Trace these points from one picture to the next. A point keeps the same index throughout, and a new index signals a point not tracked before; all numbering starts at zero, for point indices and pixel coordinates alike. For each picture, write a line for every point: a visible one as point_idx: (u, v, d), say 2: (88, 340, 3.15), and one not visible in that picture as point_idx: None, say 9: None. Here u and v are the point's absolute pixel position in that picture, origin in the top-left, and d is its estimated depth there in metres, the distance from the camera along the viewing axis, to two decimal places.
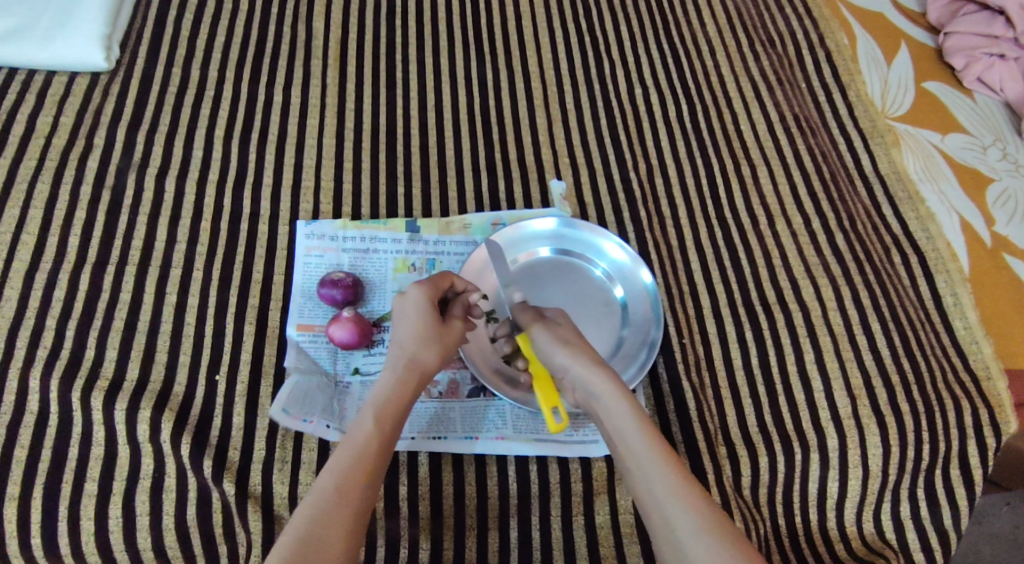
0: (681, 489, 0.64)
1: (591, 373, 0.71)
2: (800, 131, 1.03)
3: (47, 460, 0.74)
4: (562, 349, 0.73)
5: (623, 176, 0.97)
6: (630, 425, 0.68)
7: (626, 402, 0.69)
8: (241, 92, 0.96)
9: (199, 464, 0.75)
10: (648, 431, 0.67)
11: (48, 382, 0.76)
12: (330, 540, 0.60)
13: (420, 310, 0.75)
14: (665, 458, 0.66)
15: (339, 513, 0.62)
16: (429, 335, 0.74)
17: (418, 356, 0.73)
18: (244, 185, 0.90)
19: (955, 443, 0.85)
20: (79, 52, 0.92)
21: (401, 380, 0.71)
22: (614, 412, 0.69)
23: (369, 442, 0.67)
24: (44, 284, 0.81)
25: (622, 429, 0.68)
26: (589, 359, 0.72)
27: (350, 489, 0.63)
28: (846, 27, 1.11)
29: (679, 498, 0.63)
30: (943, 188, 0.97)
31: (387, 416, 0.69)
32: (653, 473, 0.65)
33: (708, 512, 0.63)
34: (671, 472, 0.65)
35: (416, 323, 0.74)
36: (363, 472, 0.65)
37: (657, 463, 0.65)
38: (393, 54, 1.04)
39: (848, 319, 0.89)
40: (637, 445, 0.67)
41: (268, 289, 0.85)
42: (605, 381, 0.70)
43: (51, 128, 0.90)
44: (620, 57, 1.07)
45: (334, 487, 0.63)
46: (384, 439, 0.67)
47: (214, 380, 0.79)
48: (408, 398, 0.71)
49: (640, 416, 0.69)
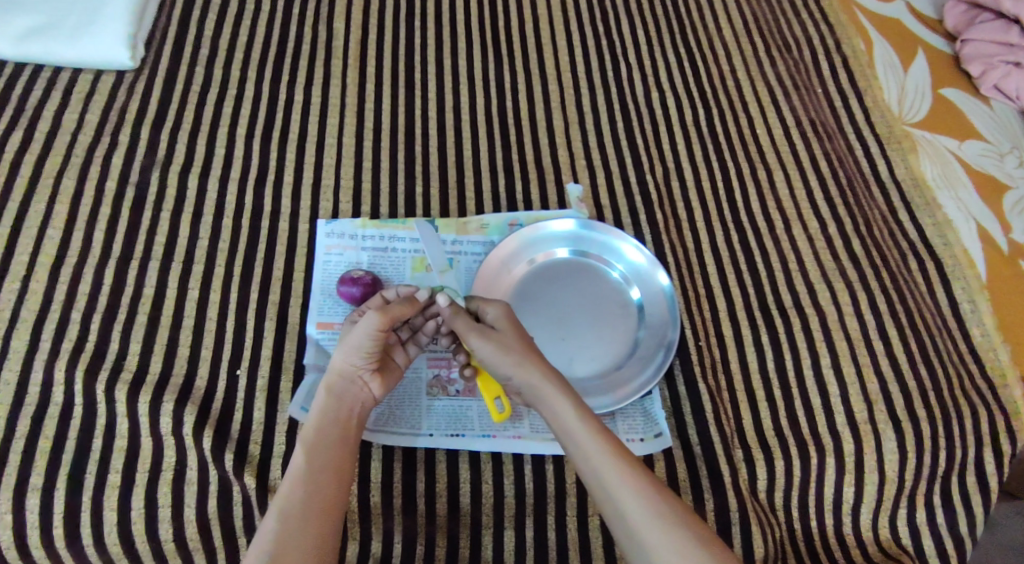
0: (647, 506, 0.67)
1: (539, 381, 0.72)
2: (817, 136, 1.03)
3: (71, 451, 0.74)
4: (509, 361, 0.73)
5: (640, 178, 0.98)
6: (584, 434, 0.70)
7: (577, 412, 0.71)
8: (262, 92, 0.97)
9: (220, 458, 0.75)
10: (592, 427, 0.71)
11: (73, 372, 0.76)
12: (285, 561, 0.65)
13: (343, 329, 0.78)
14: (608, 450, 0.69)
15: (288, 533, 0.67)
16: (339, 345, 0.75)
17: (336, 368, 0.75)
18: (266, 182, 0.91)
19: (972, 450, 0.85)
20: (106, 49, 0.93)
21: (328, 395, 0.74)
22: (559, 412, 0.72)
23: (318, 473, 0.70)
24: (70, 277, 0.81)
25: (586, 453, 0.70)
26: (532, 367, 0.73)
27: (306, 517, 0.68)
28: (863, 33, 1.12)
29: (643, 517, 0.66)
30: (961, 195, 0.97)
31: (317, 444, 0.71)
32: (599, 466, 0.69)
33: (655, 496, 0.68)
34: (639, 489, 0.68)
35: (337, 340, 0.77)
36: (314, 504, 0.69)
37: (602, 455, 0.69)
38: (411, 54, 1.05)
39: (864, 324, 0.89)
40: (583, 439, 0.70)
41: (288, 285, 0.85)
42: (566, 402, 0.71)
43: (77, 123, 0.90)
44: (635, 59, 1.08)
45: (279, 509, 0.68)
46: (319, 456, 0.71)
47: (235, 374, 0.79)
48: (335, 412, 0.74)
49: (592, 425, 0.71)
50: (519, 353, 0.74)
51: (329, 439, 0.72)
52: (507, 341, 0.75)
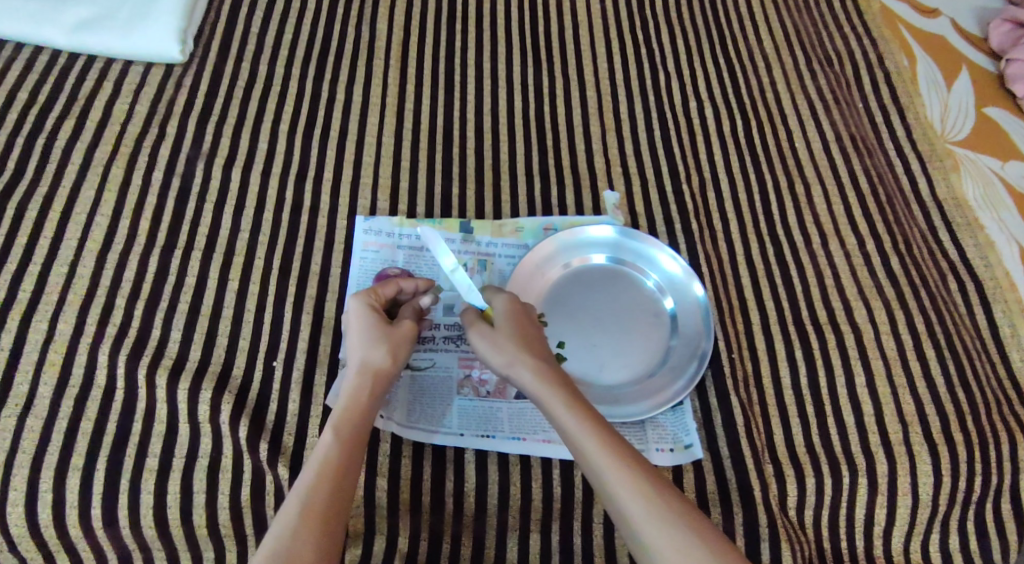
0: (655, 506, 0.64)
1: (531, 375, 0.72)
2: (857, 151, 1.02)
3: (111, 433, 0.75)
4: (502, 358, 0.74)
5: (676, 187, 0.98)
6: (576, 426, 0.69)
7: (567, 406, 0.70)
8: (305, 88, 0.99)
9: (255, 447, 0.76)
10: (585, 419, 0.69)
11: (117, 357, 0.78)
12: (302, 546, 0.62)
13: (360, 316, 0.77)
14: (599, 440, 0.68)
15: (308, 529, 0.63)
16: (371, 339, 0.75)
17: (367, 359, 0.74)
18: (306, 178, 0.92)
19: (1009, 476, 0.83)
20: (157, 43, 0.95)
21: (357, 385, 0.73)
22: (551, 404, 0.71)
23: (343, 461, 0.68)
24: (116, 264, 0.83)
25: (588, 457, 0.67)
26: (527, 360, 0.73)
27: (329, 504, 0.65)
28: (907, 49, 1.12)
29: (653, 515, 0.64)
30: (1003, 217, 0.97)
31: (348, 433, 0.69)
32: (592, 456, 0.67)
33: (650, 488, 0.65)
34: (646, 491, 0.65)
35: (359, 331, 0.76)
36: (334, 491, 0.66)
37: (593, 446, 0.67)
38: (452, 57, 1.06)
39: (901, 343, 0.88)
40: (574, 430, 0.69)
41: (326, 280, 0.86)
42: (558, 395, 0.71)
43: (127, 113, 0.92)
44: (675, 68, 1.08)
45: (299, 501, 0.65)
46: (348, 446, 0.69)
47: (271, 365, 0.80)
48: (364, 402, 0.72)
49: (584, 417, 0.69)
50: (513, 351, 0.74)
51: (361, 428, 0.70)
52: (499, 338, 0.75)
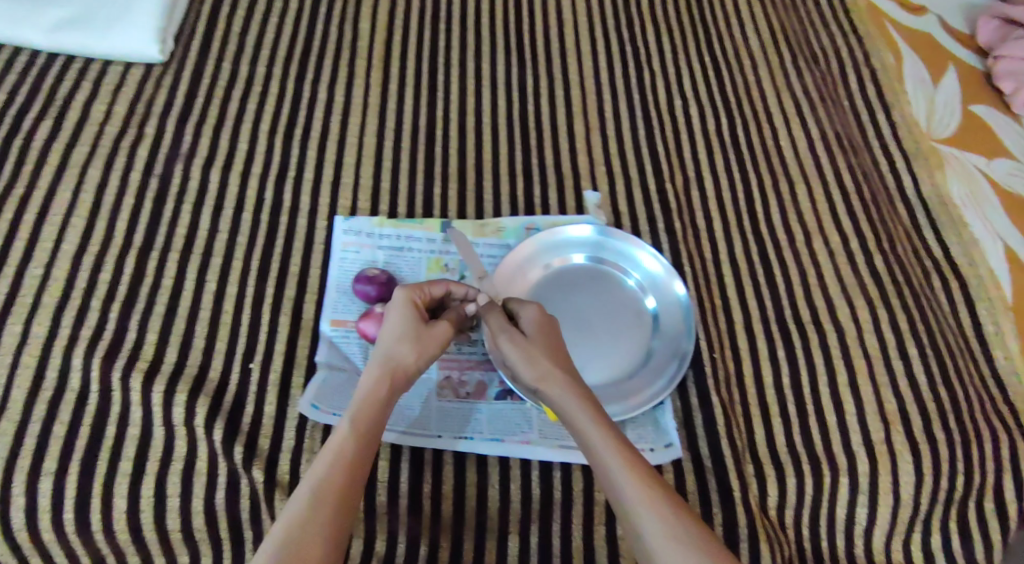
0: (671, 527, 0.64)
1: (558, 391, 0.72)
2: (842, 150, 1.02)
3: (84, 437, 0.75)
4: (530, 371, 0.73)
5: (659, 186, 0.97)
6: (600, 442, 0.68)
7: (594, 421, 0.69)
8: (287, 88, 0.98)
9: (230, 449, 0.76)
10: (610, 438, 0.69)
11: (90, 360, 0.77)
12: (310, 539, 0.63)
13: (397, 310, 0.76)
14: (625, 458, 0.67)
15: (316, 524, 0.64)
16: (400, 336, 0.75)
17: (393, 354, 0.74)
18: (286, 179, 0.92)
19: (992, 474, 0.83)
20: (136, 43, 0.94)
21: (377, 380, 0.72)
22: (576, 420, 0.70)
23: (355, 456, 0.68)
24: (92, 266, 0.82)
25: (609, 474, 0.67)
26: (556, 374, 0.72)
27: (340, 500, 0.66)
28: (892, 46, 1.11)
29: (668, 536, 0.64)
30: (987, 214, 0.96)
31: (363, 429, 0.69)
32: (615, 473, 0.67)
33: (669, 511, 0.65)
34: (664, 513, 0.65)
35: (391, 325, 0.75)
36: (345, 486, 0.66)
37: (617, 464, 0.67)
38: (436, 56, 1.05)
39: (883, 341, 0.88)
40: (597, 446, 0.68)
41: (304, 281, 0.86)
42: (585, 412, 0.70)
43: (105, 114, 0.92)
44: (660, 67, 1.07)
45: (310, 493, 0.65)
46: (360, 443, 0.69)
47: (248, 368, 0.80)
48: (382, 398, 0.72)
49: (610, 434, 0.69)
50: (543, 364, 0.73)
51: (375, 426, 0.70)
52: (531, 349, 0.74)
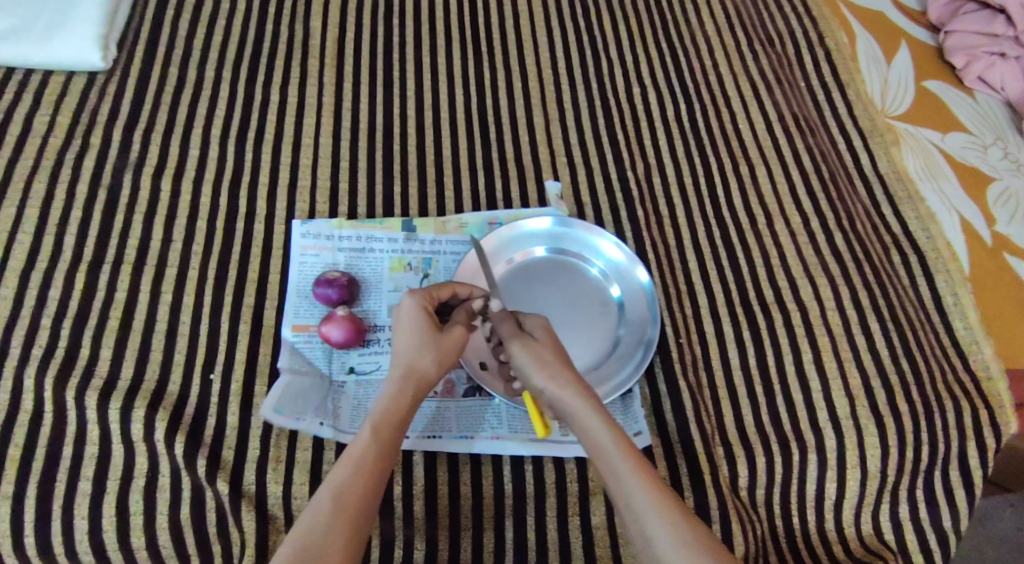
0: (683, 535, 0.62)
1: (569, 394, 0.70)
2: (799, 131, 1.02)
3: (41, 458, 0.73)
4: (540, 369, 0.71)
5: (621, 174, 0.97)
6: (611, 446, 0.67)
7: (606, 426, 0.68)
8: (238, 91, 0.96)
9: (192, 463, 0.75)
10: (621, 443, 0.67)
11: (43, 379, 0.76)
12: (329, 546, 0.61)
13: (411, 316, 0.73)
14: (634, 464, 0.66)
15: (336, 531, 0.62)
16: (419, 343, 0.72)
17: (413, 362, 0.71)
18: (241, 184, 0.90)
19: (955, 443, 0.84)
20: (76, 51, 0.92)
21: (398, 386, 0.70)
22: (587, 424, 0.68)
23: (376, 461, 0.66)
24: (40, 283, 0.80)
25: (620, 479, 0.66)
26: (566, 375, 0.71)
27: (362, 505, 0.64)
28: (845, 26, 1.11)
29: (680, 545, 0.62)
30: (944, 187, 0.97)
31: (385, 433, 0.68)
32: (625, 479, 0.65)
33: (681, 518, 0.63)
34: (675, 520, 0.63)
35: (409, 332, 0.72)
36: (365, 491, 0.65)
37: (628, 470, 0.65)
38: (390, 53, 1.04)
39: (846, 318, 0.89)
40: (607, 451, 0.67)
41: (264, 287, 0.84)
42: (596, 417, 0.68)
43: (48, 126, 0.89)
44: (617, 55, 1.07)
45: (331, 499, 0.63)
46: (382, 449, 0.67)
47: (209, 378, 0.79)
48: (404, 405, 0.70)
49: (620, 439, 0.67)
50: (555, 367, 0.71)
51: (398, 432, 0.69)
52: (541, 352, 0.72)
